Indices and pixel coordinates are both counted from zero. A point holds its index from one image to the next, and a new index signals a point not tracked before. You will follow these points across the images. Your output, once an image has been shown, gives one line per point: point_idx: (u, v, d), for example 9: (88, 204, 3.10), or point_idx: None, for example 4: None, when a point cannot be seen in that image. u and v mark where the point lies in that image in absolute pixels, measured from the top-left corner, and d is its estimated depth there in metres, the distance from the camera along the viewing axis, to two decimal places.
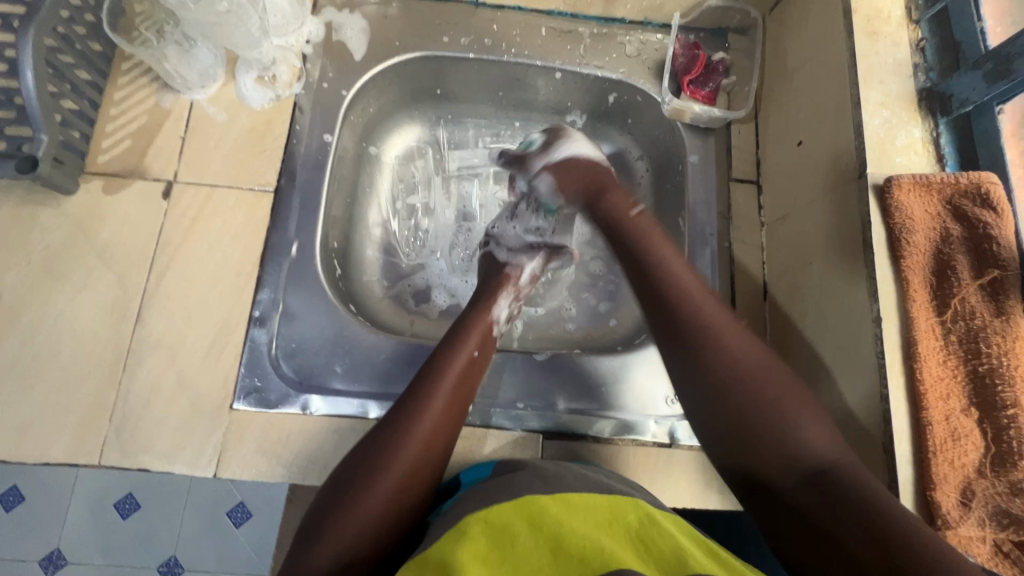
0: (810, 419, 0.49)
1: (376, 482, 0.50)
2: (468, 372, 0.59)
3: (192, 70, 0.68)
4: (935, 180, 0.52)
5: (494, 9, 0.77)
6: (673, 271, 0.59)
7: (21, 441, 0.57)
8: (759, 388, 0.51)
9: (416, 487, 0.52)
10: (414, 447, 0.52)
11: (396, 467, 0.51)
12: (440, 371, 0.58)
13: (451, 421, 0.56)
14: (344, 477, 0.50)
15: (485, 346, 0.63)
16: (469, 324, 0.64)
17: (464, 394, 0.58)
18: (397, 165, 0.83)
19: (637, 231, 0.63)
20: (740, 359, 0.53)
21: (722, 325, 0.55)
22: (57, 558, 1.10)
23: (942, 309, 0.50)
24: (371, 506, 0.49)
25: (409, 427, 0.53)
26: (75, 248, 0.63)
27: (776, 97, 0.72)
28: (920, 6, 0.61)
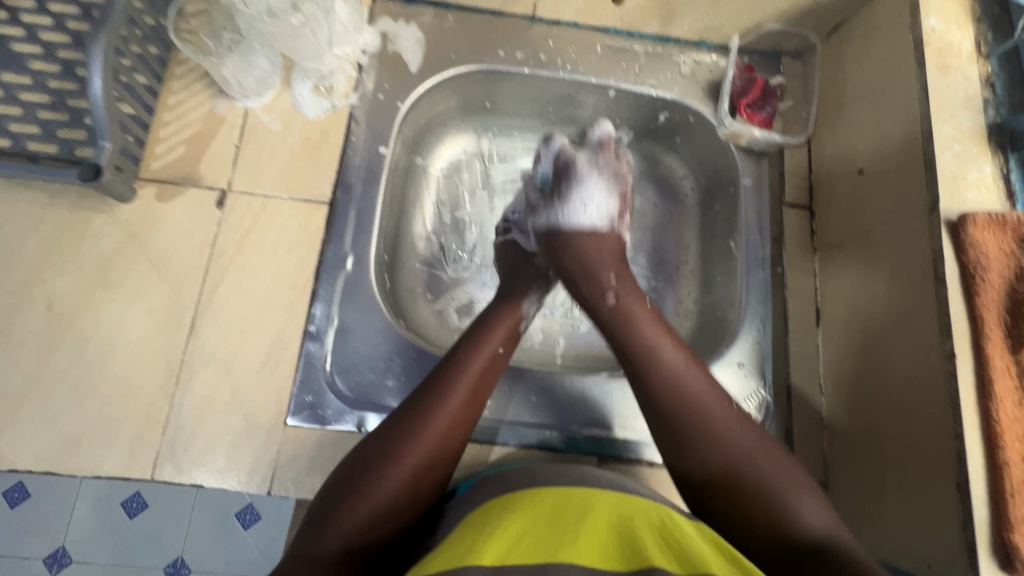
0: (803, 492, 0.49)
1: (391, 468, 0.48)
2: (492, 367, 0.58)
3: (249, 76, 0.67)
4: (1010, 218, 0.52)
5: (550, 24, 0.77)
6: (627, 330, 0.59)
7: (73, 453, 0.56)
8: (723, 443, 0.51)
9: (430, 478, 0.50)
10: (430, 439, 0.50)
11: (416, 455, 0.50)
12: (462, 366, 0.56)
13: (470, 417, 0.54)
14: (360, 460, 0.49)
15: (511, 342, 0.61)
16: (495, 317, 0.62)
17: (485, 389, 0.56)
18: (442, 177, 0.82)
19: (619, 308, 0.60)
20: (733, 435, 0.52)
21: (702, 399, 0.54)
22: (62, 556, 1.05)
23: (1017, 348, 0.49)
24: (384, 491, 0.47)
25: (429, 417, 0.51)
26: (128, 256, 0.62)
27: (833, 124, 0.72)
28: (989, 41, 0.60)
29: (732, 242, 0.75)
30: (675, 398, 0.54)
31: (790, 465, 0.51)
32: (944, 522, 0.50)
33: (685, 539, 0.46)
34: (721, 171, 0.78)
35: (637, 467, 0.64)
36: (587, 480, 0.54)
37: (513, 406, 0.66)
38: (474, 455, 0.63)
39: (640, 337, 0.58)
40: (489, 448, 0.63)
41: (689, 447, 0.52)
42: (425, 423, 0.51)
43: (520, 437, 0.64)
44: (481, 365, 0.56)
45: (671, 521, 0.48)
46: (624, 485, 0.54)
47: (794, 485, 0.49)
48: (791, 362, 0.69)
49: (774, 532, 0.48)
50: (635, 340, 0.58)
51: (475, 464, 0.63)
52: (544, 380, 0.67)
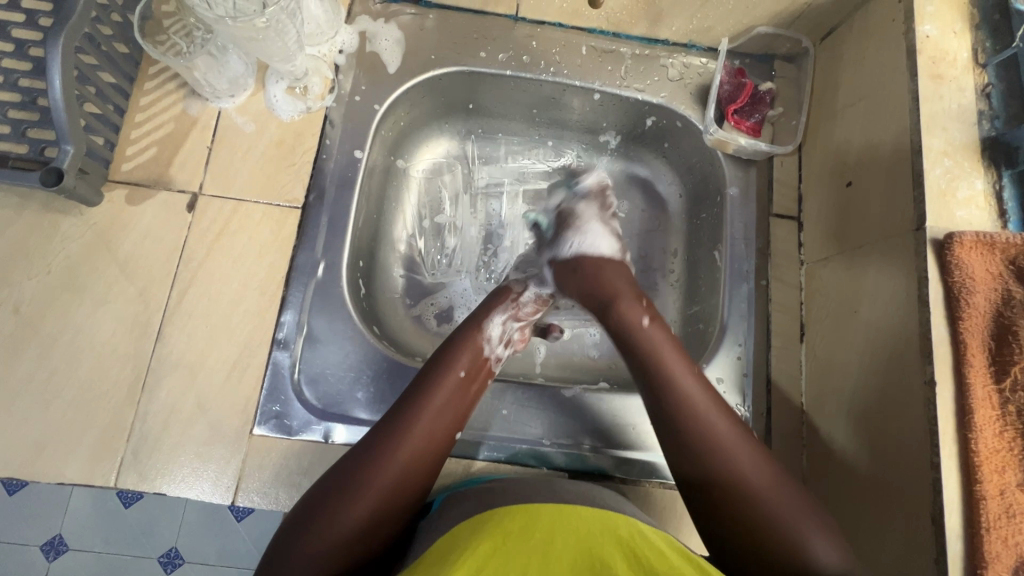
0: (812, 531, 0.48)
1: (348, 506, 0.47)
2: (454, 395, 0.56)
3: (222, 78, 0.66)
4: (1000, 239, 0.49)
5: (534, 25, 0.75)
6: (660, 362, 0.56)
7: (36, 459, 0.56)
8: (738, 473, 0.51)
9: (389, 513, 0.49)
10: (387, 473, 0.49)
11: (373, 491, 0.48)
12: (429, 389, 0.55)
13: (430, 450, 0.52)
14: (318, 494, 0.48)
15: (479, 367, 0.59)
16: (462, 342, 0.59)
17: (449, 418, 0.54)
18: (423, 180, 0.80)
19: (648, 342, 0.58)
20: (746, 472, 0.51)
21: (737, 457, 0.51)
22: (58, 543, 0.94)
23: (1000, 376, 0.47)
24: (340, 528, 0.46)
25: (386, 453, 0.50)
26: (95, 260, 0.61)
27: (824, 132, 0.70)
28: (987, 49, 0.57)
29: (717, 252, 0.73)
30: (704, 446, 0.52)
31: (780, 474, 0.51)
32: (918, 553, 0.48)
33: (655, 561, 0.42)
34: (708, 179, 0.76)
35: (609, 485, 0.63)
36: (561, 496, 0.50)
37: (485, 419, 0.64)
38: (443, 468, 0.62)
39: (667, 370, 0.56)
40: (458, 462, 0.62)
41: (703, 491, 0.52)
42: (380, 458, 0.50)
43: (490, 450, 0.63)
44: (442, 395, 0.55)
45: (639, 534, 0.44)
46: (601, 501, 0.51)
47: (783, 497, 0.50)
48: (772, 377, 0.67)
49: (789, 554, 0.48)
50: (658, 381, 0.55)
51: (444, 477, 0.62)
52: (517, 392, 0.65)
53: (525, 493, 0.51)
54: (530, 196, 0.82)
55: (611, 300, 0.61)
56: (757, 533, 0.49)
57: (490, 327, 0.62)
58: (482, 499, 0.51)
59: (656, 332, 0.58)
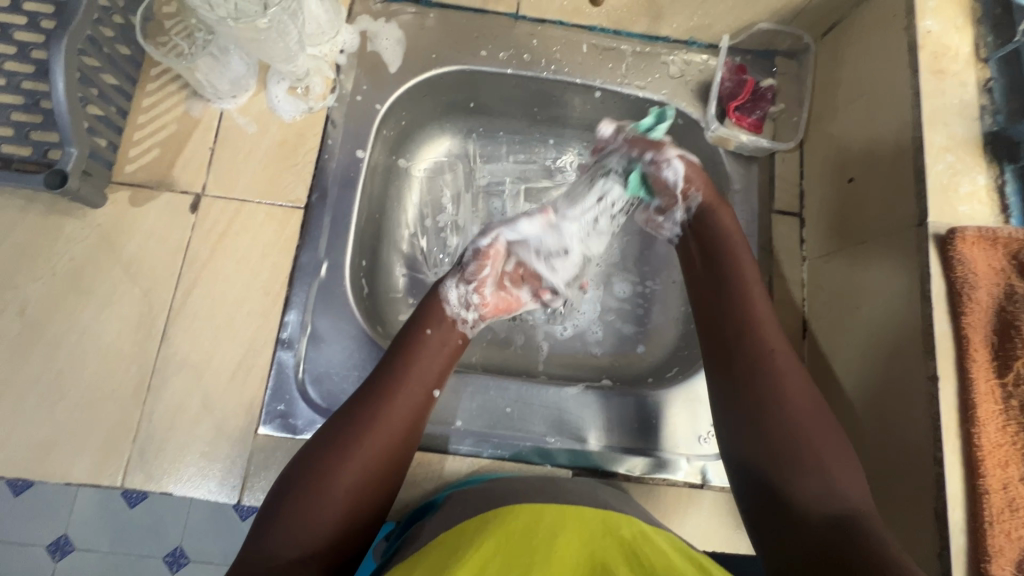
0: (843, 468, 0.48)
1: (336, 467, 0.48)
2: (426, 354, 0.57)
3: (223, 79, 0.66)
4: (1002, 234, 0.49)
5: (535, 23, 0.74)
6: (736, 265, 0.60)
7: (44, 459, 0.57)
8: (799, 410, 0.51)
9: (378, 473, 0.49)
10: (372, 434, 0.50)
11: (361, 450, 0.49)
12: (402, 355, 0.56)
13: (412, 407, 0.53)
14: (306, 459, 0.49)
15: (449, 330, 0.60)
16: (429, 305, 0.61)
17: (425, 377, 0.55)
18: (426, 178, 0.79)
19: (723, 257, 0.61)
20: (795, 399, 0.51)
21: (785, 362, 0.53)
22: (62, 543, 0.84)
23: (1003, 371, 0.48)
24: (332, 490, 0.47)
25: (370, 414, 0.51)
26: (100, 261, 0.62)
27: (825, 129, 0.70)
28: (988, 45, 0.57)
29: None
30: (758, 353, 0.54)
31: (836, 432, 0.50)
32: (922, 548, 0.49)
33: (655, 558, 0.42)
34: (710, 176, 0.76)
35: (613, 482, 0.63)
36: (565, 496, 0.51)
37: (488, 417, 0.64)
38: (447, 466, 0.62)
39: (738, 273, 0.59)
40: (462, 460, 0.62)
41: (747, 394, 0.53)
42: (363, 419, 0.50)
43: (493, 447, 0.63)
44: (417, 356, 0.56)
45: (640, 532, 0.44)
46: (604, 502, 0.51)
47: (833, 456, 0.49)
48: None
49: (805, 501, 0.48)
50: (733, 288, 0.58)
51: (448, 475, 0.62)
52: (520, 390, 0.66)
53: (527, 491, 0.51)
54: (531, 194, 0.81)
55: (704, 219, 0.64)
56: (790, 441, 0.50)
57: (446, 295, 0.62)
58: (484, 497, 0.51)
59: (743, 248, 0.62)
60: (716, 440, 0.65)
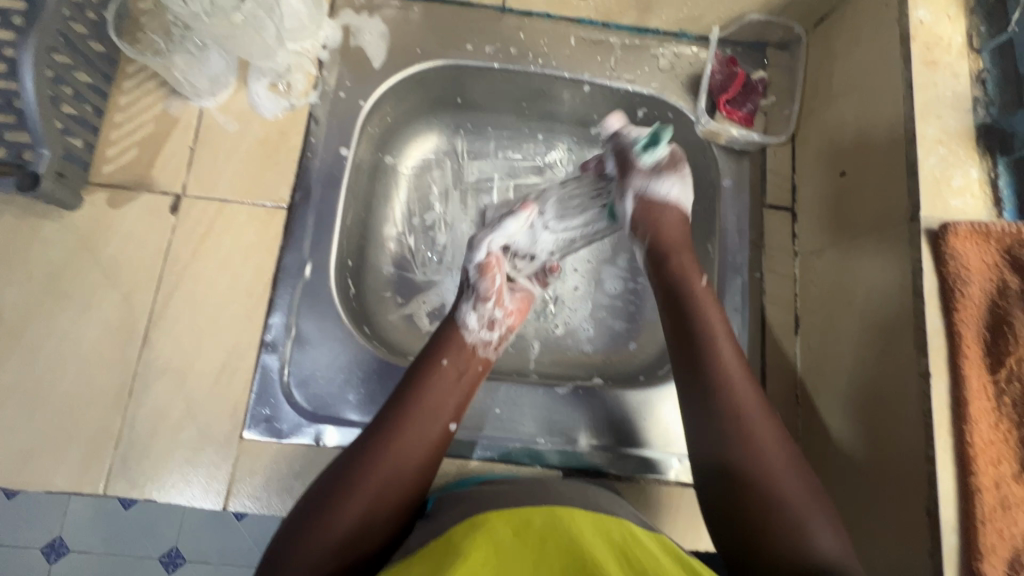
0: (818, 520, 0.47)
1: (342, 504, 0.47)
2: (445, 389, 0.55)
3: (202, 76, 0.65)
4: (995, 228, 0.49)
5: (522, 16, 0.73)
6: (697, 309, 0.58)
7: (23, 468, 0.55)
8: (751, 428, 0.51)
9: (384, 512, 0.48)
10: (381, 469, 0.49)
11: (368, 487, 0.48)
12: (418, 387, 0.55)
13: (425, 444, 0.52)
14: (315, 494, 0.48)
15: (467, 362, 0.59)
16: (449, 337, 0.60)
17: (442, 411, 0.54)
18: (413, 176, 0.78)
19: (689, 300, 0.59)
20: (767, 454, 0.50)
21: (752, 417, 0.52)
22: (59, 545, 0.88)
23: (995, 368, 0.47)
24: (335, 527, 0.46)
25: (381, 450, 0.50)
26: (78, 264, 0.60)
27: (817, 122, 0.69)
28: (981, 34, 0.56)
29: (710, 245, 0.72)
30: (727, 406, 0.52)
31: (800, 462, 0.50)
32: (914, 547, 0.48)
33: (646, 561, 0.41)
34: (701, 170, 0.75)
35: (604, 482, 0.62)
36: (556, 498, 0.50)
37: (478, 418, 0.64)
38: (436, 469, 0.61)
39: (701, 320, 0.57)
40: (451, 462, 0.62)
41: (713, 440, 0.52)
42: (374, 455, 0.49)
43: (483, 449, 0.62)
44: (434, 386, 0.55)
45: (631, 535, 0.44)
46: (596, 503, 0.51)
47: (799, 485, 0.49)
48: (767, 370, 0.67)
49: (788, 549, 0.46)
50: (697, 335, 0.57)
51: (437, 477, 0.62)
52: (509, 391, 0.65)
53: (514, 494, 0.50)
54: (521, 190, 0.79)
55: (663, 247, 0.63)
56: (761, 465, 0.50)
57: (464, 319, 0.61)
58: (469, 501, 0.51)
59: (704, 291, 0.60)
60: None
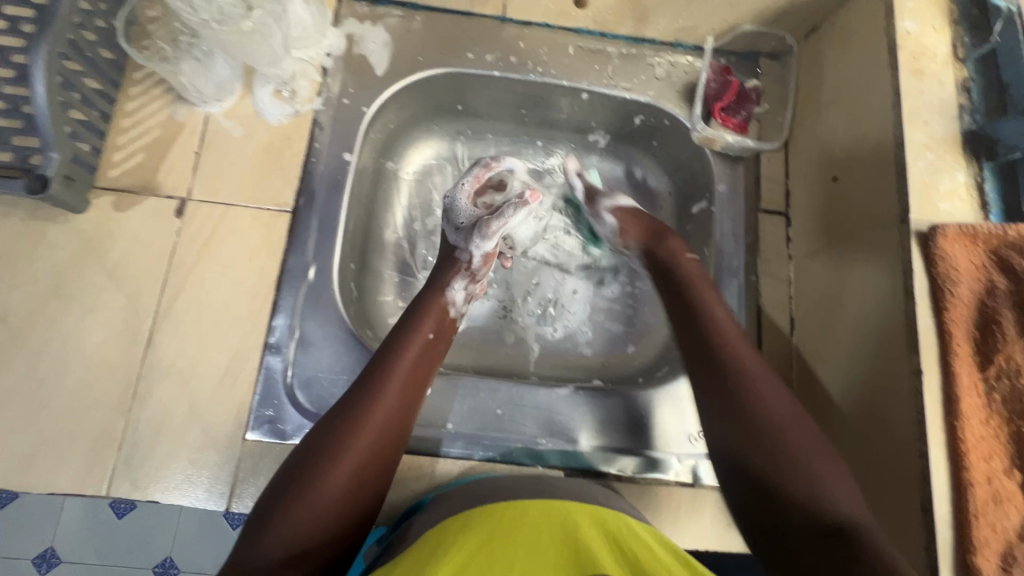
0: (837, 477, 0.48)
1: (330, 468, 0.47)
2: (425, 356, 0.57)
3: (208, 83, 0.66)
4: (982, 231, 0.50)
5: (521, 26, 0.75)
6: (705, 303, 0.59)
7: (26, 470, 0.56)
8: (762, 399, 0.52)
9: (370, 474, 0.49)
10: (366, 434, 0.50)
11: (355, 449, 0.49)
12: (395, 355, 0.55)
13: (406, 405, 0.53)
14: (297, 462, 0.48)
15: (443, 329, 0.61)
16: (427, 306, 0.61)
17: (418, 379, 0.55)
18: (414, 181, 0.79)
19: (687, 274, 0.62)
20: (783, 419, 0.51)
21: (765, 386, 0.53)
22: None
23: (985, 366, 0.48)
24: (324, 492, 0.47)
25: (365, 413, 0.50)
26: (83, 267, 0.61)
27: (809, 129, 0.71)
28: (966, 45, 0.58)
29: (707, 249, 0.74)
30: (737, 373, 0.54)
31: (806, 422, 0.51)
32: (910, 542, 0.49)
33: (643, 557, 0.41)
34: (697, 177, 0.77)
35: (606, 482, 0.63)
36: (551, 492, 0.51)
37: (478, 419, 0.64)
38: (436, 470, 0.62)
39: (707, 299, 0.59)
40: (452, 463, 0.62)
41: (730, 424, 0.52)
42: (359, 420, 0.50)
43: (485, 450, 0.63)
44: (410, 353, 0.56)
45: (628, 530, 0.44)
46: (594, 498, 0.51)
47: (826, 474, 0.48)
48: (763, 372, 0.68)
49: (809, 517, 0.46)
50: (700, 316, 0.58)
51: (437, 478, 0.62)
52: (510, 392, 0.66)
53: (512, 490, 0.51)
54: None
55: (659, 244, 0.65)
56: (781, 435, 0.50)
57: (453, 296, 0.64)
58: (469, 497, 0.51)
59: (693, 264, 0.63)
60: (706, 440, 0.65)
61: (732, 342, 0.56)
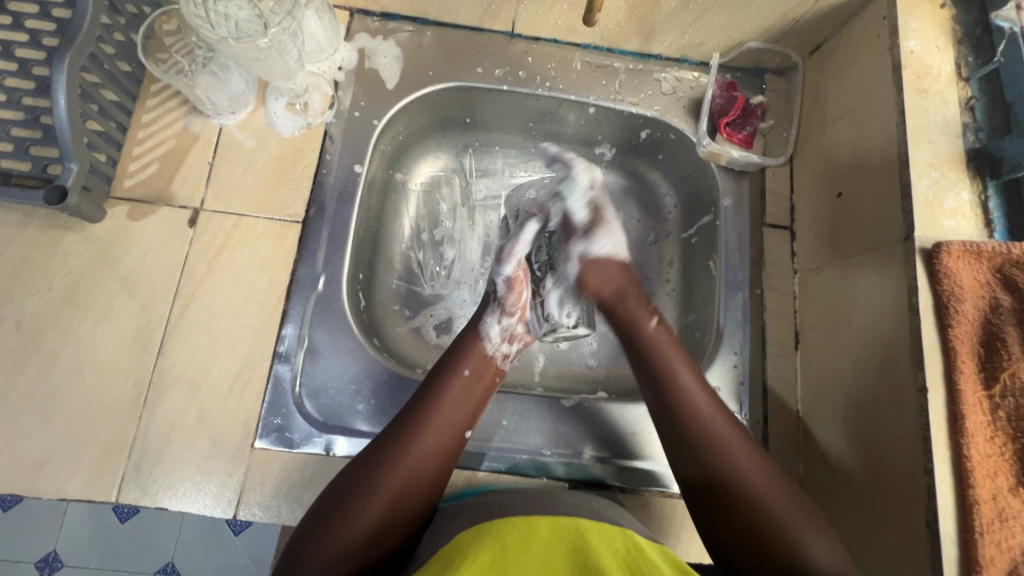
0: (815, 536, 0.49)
1: (361, 504, 0.48)
2: (469, 392, 0.57)
3: (223, 95, 0.67)
4: (986, 248, 0.50)
5: (530, 41, 0.76)
6: (670, 372, 0.58)
7: (37, 475, 0.56)
8: (727, 455, 0.53)
9: (401, 512, 0.50)
10: (400, 471, 0.50)
11: (387, 488, 0.50)
12: (438, 391, 0.56)
13: (442, 447, 0.53)
14: (331, 499, 0.49)
15: (485, 370, 0.60)
16: (466, 346, 0.61)
17: (460, 416, 0.56)
18: (422, 193, 0.80)
19: (652, 346, 0.61)
20: (753, 475, 0.52)
21: (758, 490, 0.51)
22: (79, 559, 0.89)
23: (989, 383, 0.48)
24: (354, 526, 0.48)
25: (398, 454, 0.51)
26: (98, 274, 0.62)
27: (814, 145, 0.72)
28: (970, 65, 0.59)
29: (712, 263, 0.74)
30: (706, 437, 0.54)
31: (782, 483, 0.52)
32: (915, 558, 0.49)
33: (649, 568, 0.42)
34: (702, 191, 0.78)
35: (610, 495, 0.63)
36: (559, 507, 0.51)
37: (484, 430, 0.65)
38: None
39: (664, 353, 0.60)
40: (459, 473, 0.63)
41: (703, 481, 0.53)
42: (391, 459, 0.51)
43: (490, 461, 0.63)
44: (452, 391, 0.56)
45: (634, 545, 0.45)
46: (599, 512, 0.52)
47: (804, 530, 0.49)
48: (768, 386, 0.68)
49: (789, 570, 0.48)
50: (671, 394, 0.57)
51: (443, 487, 0.62)
52: (516, 403, 0.66)
53: (521, 504, 0.52)
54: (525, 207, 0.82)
55: (618, 303, 0.65)
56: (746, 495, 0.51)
57: (487, 331, 0.63)
58: (477, 511, 0.51)
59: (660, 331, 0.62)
60: None
61: (684, 383, 0.57)
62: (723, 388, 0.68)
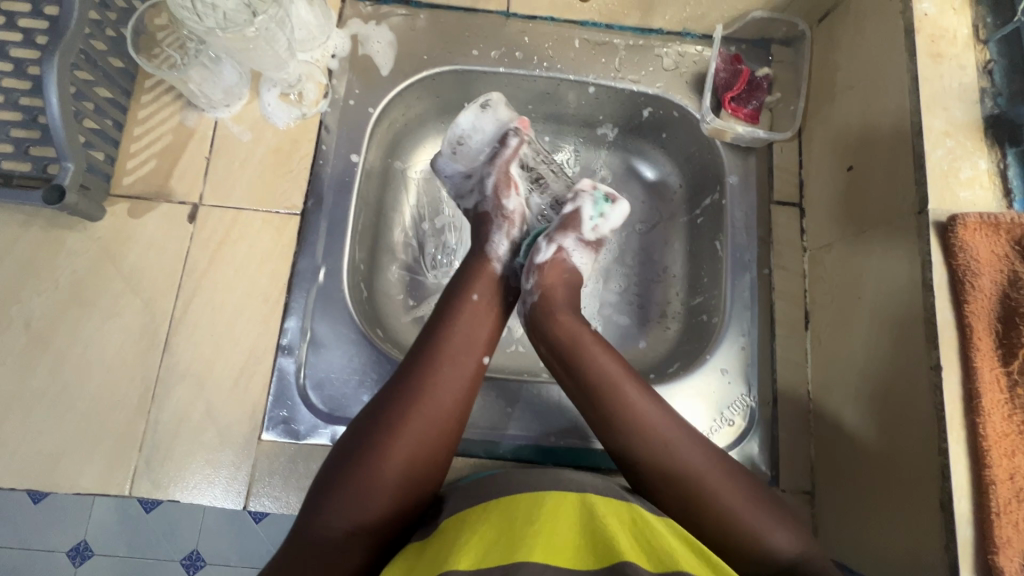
0: (770, 519, 0.48)
1: (390, 443, 0.48)
2: (478, 318, 0.56)
3: (217, 88, 0.67)
4: (1005, 219, 0.48)
5: (526, 20, 0.74)
6: (623, 405, 0.52)
7: (53, 469, 0.58)
8: (664, 443, 0.50)
9: (431, 445, 0.50)
10: (423, 410, 0.50)
11: (414, 424, 0.49)
12: (448, 324, 0.55)
13: (463, 378, 0.53)
14: (354, 442, 0.49)
15: (494, 292, 0.59)
16: (473, 271, 0.60)
17: (477, 343, 0.55)
18: (422, 179, 0.79)
19: (565, 348, 0.55)
20: (686, 456, 0.50)
21: (708, 473, 0.50)
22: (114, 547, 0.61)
23: (1008, 359, 0.46)
24: (388, 468, 0.47)
25: (419, 389, 0.50)
26: (102, 272, 0.63)
27: (822, 118, 0.69)
28: (988, 26, 0.56)
29: (718, 243, 0.73)
30: (637, 430, 0.51)
31: (737, 472, 0.51)
32: (928, 539, 0.48)
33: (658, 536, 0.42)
34: (707, 169, 0.76)
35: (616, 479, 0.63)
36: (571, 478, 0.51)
37: (491, 417, 0.64)
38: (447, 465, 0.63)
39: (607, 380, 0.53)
40: (464, 460, 0.63)
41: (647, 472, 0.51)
42: (416, 394, 0.50)
43: (495, 448, 0.63)
44: (460, 318, 0.56)
45: (640, 517, 0.44)
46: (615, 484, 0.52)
47: (759, 517, 0.48)
48: (777, 366, 0.67)
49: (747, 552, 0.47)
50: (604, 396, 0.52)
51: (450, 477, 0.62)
52: (520, 390, 0.66)
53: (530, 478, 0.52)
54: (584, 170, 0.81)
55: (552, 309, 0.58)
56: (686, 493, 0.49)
57: (494, 250, 0.62)
58: None
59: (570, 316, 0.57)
60: (722, 432, 0.65)
61: (592, 355, 0.54)
62: (731, 370, 0.67)
